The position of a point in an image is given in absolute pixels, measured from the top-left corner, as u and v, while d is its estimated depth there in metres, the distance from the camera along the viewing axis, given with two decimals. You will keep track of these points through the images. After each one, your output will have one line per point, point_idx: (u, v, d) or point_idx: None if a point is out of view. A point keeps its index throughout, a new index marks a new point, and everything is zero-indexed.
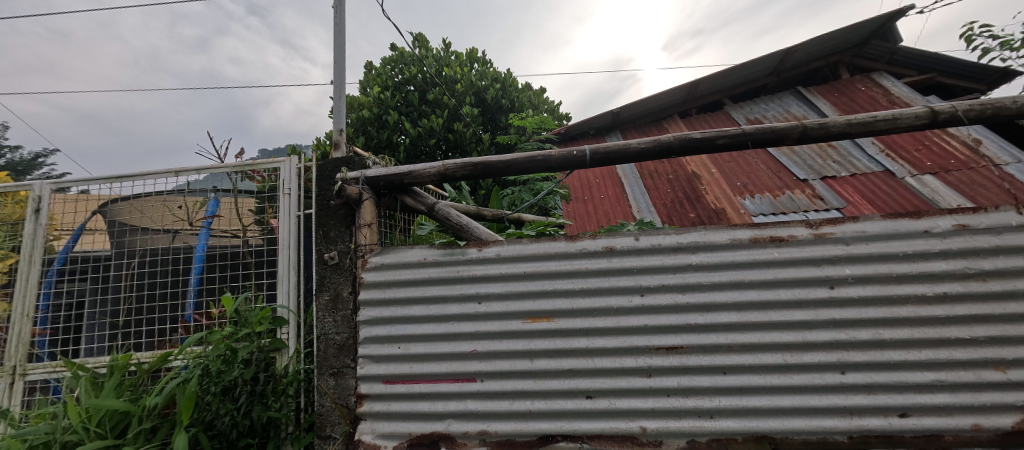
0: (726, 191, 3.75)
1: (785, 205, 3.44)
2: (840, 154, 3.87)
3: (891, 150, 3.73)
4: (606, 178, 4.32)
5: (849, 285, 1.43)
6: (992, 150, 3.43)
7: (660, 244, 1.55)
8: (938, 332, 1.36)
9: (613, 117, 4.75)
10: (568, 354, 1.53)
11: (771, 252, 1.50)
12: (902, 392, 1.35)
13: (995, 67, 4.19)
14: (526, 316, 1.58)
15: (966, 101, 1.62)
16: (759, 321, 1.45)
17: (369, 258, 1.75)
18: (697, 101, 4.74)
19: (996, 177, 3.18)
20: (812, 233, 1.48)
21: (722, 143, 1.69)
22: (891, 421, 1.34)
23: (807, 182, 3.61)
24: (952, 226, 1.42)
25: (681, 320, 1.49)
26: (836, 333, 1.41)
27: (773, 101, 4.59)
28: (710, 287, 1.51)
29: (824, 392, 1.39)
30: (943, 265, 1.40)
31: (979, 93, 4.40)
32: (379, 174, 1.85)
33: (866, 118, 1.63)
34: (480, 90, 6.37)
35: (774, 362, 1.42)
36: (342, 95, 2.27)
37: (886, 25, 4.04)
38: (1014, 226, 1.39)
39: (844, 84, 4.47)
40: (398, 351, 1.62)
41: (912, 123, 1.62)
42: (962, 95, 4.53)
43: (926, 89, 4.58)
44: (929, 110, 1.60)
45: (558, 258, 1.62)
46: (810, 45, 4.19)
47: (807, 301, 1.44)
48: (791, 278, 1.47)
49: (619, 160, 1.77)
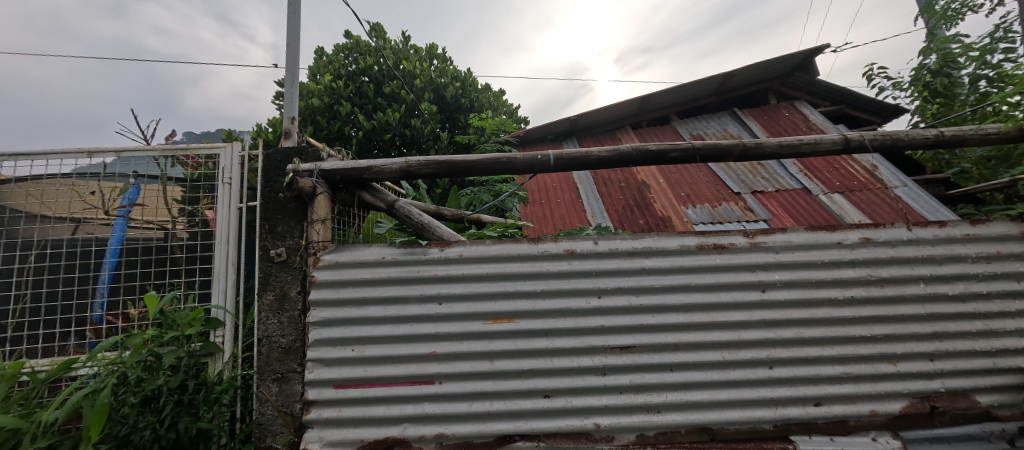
0: (672, 200, 4.01)
1: (722, 216, 3.75)
2: (768, 171, 4.31)
3: (809, 171, 4.23)
4: (563, 183, 4.45)
5: (778, 288, 1.61)
6: (886, 175, 4.02)
7: (618, 248, 1.64)
8: (846, 331, 1.57)
9: (571, 125, 4.90)
10: (527, 355, 1.55)
11: (714, 258, 1.64)
12: (817, 384, 1.54)
13: (889, 105, 4.89)
14: (488, 316, 1.58)
15: (870, 132, 1.89)
16: (703, 321, 1.58)
17: (321, 256, 1.64)
18: (649, 115, 5.03)
19: (889, 198, 3.72)
20: (749, 241, 1.64)
21: (675, 156, 1.82)
22: (808, 410, 1.52)
23: (741, 195, 3.98)
24: (859, 239, 1.64)
25: (634, 321, 1.58)
26: (767, 332, 1.57)
27: (713, 119, 4.99)
28: (661, 289, 1.61)
29: (756, 385, 1.54)
30: (852, 272, 1.61)
31: (876, 125, 5.12)
32: (335, 168, 1.75)
33: (793, 141, 1.84)
34: (440, 87, 6.25)
35: (714, 359, 1.55)
36: (295, 80, 2.12)
37: (808, 59, 4.56)
38: (905, 240, 1.64)
39: (773, 108, 4.98)
40: (352, 354, 1.54)
41: (829, 148, 1.85)
42: (863, 126, 5.24)
43: (836, 118, 5.24)
44: (843, 137, 1.84)
45: (520, 260, 1.64)
46: (747, 71, 4.63)
47: (743, 303, 1.59)
48: (731, 282, 1.61)
49: (581, 166, 1.84)
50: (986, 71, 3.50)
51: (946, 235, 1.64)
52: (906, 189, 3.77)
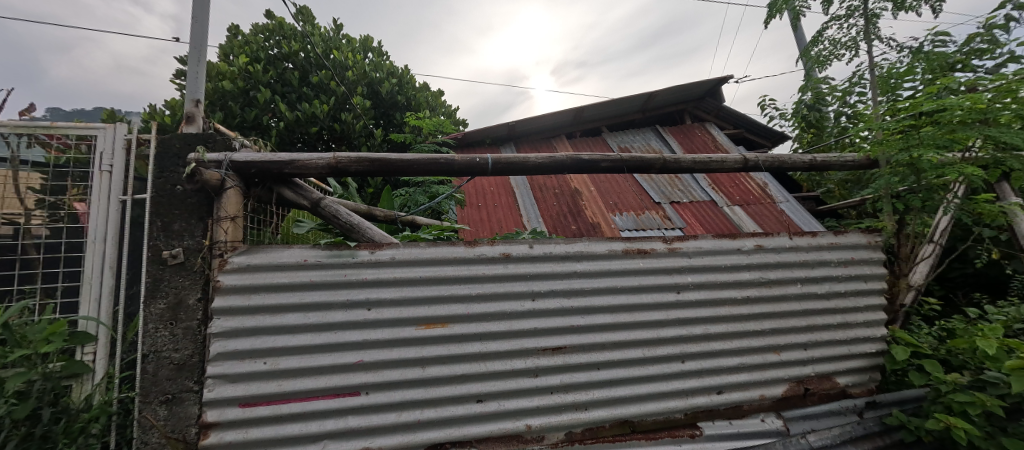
0: (602, 208, 4.26)
1: (645, 223, 4.08)
2: (683, 184, 4.79)
3: (715, 185, 4.79)
4: (500, 187, 4.50)
5: (690, 290, 1.79)
6: (774, 191, 4.71)
7: (551, 251, 1.69)
8: (743, 326, 1.79)
9: (509, 131, 4.99)
10: (460, 360, 1.53)
11: (637, 262, 1.77)
12: (720, 374, 1.74)
13: (776, 132, 5.74)
14: (421, 321, 1.53)
15: (764, 154, 2.19)
16: (626, 321, 1.69)
17: (228, 258, 1.45)
18: (582, 126, 5.30)
19: (776, 211, 4.36)
20: (667, 246, 1.81)
21: (605, 166, 1.93)
22: (711, 398, 1.71)
23: (661, 205, 4.37)
24: (754, 245, 1.88)
25: (566, 322, 1.64)
26: (680, 329, 1.74)
27: (638, 134, 5.42)
28: (590, 291, 1.69)
29: (670, 378, 1.69)
30: (748, 274, 1.85)
31: (766, 149, 5.98)
32: (250, 160, 1.57)
33: (704, 158, 2.07)
34: (374, 82, 5.96)
35: (636, 356, 1.67)
36: (202, 59, 1.87)
37: (716, 87, 5.18)
38: (789, 247, 1.91)
39: (688, 128, 5.55)
40: (265, 367, 1.39)
41: (732, 166, 2.11)
42: (757, 149, 6.08)
43: (737, 141, 6.01)
44: (742, 157, 2.12)
45: (456, 263, 1.61)
46: (667, 93, 5.11)
47: (661, 304, 1.74)
48: (651, 284, 1.75)
49: (518, 171, 1.87)
50: (845, 109, 4.26)
51: (817, 243, 1.95)
52: (788, 204, 4.46)
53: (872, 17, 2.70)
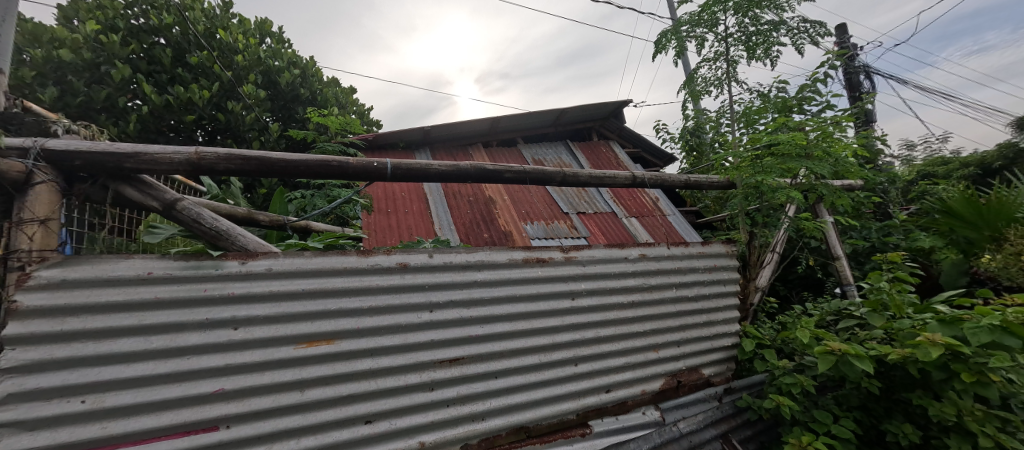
0: (514, 216, 4.37)
1: (554, 232, 4.29)
2: (590, 196, 5.14)
3: (617, 198, 5.24)
4: (412, 193, 4.35)
5: (583, 296, 1.90)
6: (664, 205, 5.32)
7: (451, 261, 1.66)
8: (628, 328, 1.96)
9: (424, 135, 4.87)
10: (347, 379, 1.41)
11: (536, 271, 1.83)
12: (608, 374, 1.88)
13: (666, 154, 6.55)
14: (301, 339, 1.38)
15: (651, 173, 2.44)
16: (524, 328, 1.73)
17: (32, 272, 1.11)
18: (498, 136, 5.42)
19: (664, 223, 4.92)
20: (564, 255, 1.90)
21: (508, 177, 1.98)
22: (600, 397, 1.84)
23: (569, 215, 4.64)
24: (639, 255, 2.08)
25: (463, 332, 1.62)
26: (574, 334, 1.84)
27: (551, 147, 5.71)
28: (489, 301, 1.70)
29: (564, 381, 1.78)
30: (633, 281, 2.03)
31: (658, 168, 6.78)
32: (73, 149, 1.27)
33: (599, 174, 2.24)
34: (271, 71, 5.36)
35: (532, 362, 1.72)
36: (12, 24, 1.52)
37: (618, 109, 5.71)
38: (667, 256, 2.15)
39: (595, 145, 6.00)
40: (83, 407, 1.10)
41: (623, 182, 2.32)
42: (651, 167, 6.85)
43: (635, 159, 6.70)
44: (632, 175, 2.34)
45: (346, 274, 1.49)
46: (577, 110, 5.48)
47: (556, 310, 1.83)
48: (548, 292, 1.83)
49: (419, 178, 1.81)
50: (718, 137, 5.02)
51: (688, 252, 2.23)
52: (674, 217, 5.07)
53: (732, 63, 3.23)
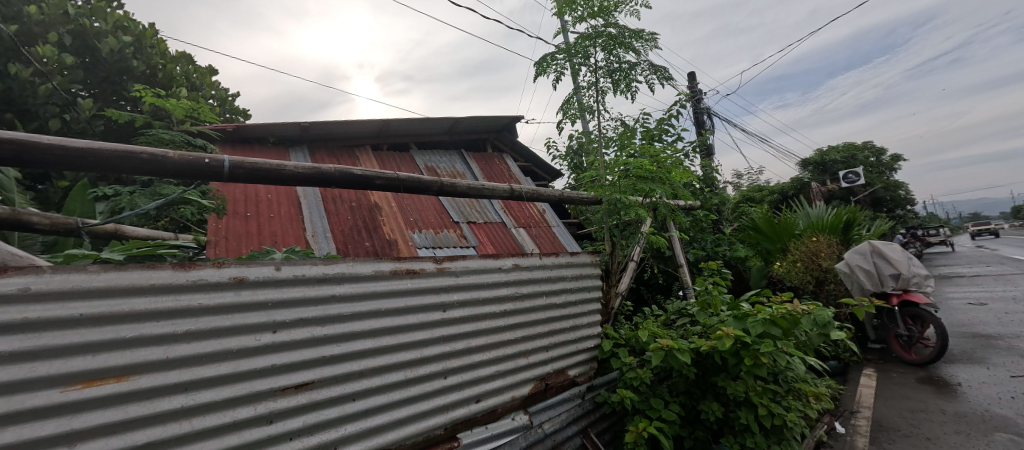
0: (401, 224, 4.18)
1: (442, 241, 4.22)
2: (482, 206, 5.20)
3: (508, 209, 5.40)
4: (281, 196, 3.88)
5: (455, 308, 1.89)
6: (550, 217, 5.66)
7: (305, 274, 1.42)
8: (500, 337, 2.02)
9: (301, 131, 4.39)
10: (145, 429, 1.02)
11: (405, 283, 1.74)
12: (478, 384, 1.90)
13: (553, 170, 7.09)
14: (74, 378, 0.95)
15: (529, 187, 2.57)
16: (389, 344, 1.62)
17: None
18: (389, 139, 5.17)
19: (550, 234, 5.23)
20: (436, 266, 1.86)
21: (379, 184, 1.87)
22: (470, 408, 1.84)
23: (459, 224, 4.61)
24: (512, 265, 2.16)
25: (316, 354, 1.40)
26: (444, 346, 1.81)
27: (444, 156, 5.59)
28: (348, 317, 1.53)
29: (431, 396, 1.73)
30: (506, 290, 2.10)
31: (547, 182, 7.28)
32: None
33: (478, 185, 2.28)
34: (83, 33, 4.27)
35: (398, 379, 1.62)
36: None
37: (511, 124, 5.97)
38: (539, 265, 2.28)
39: (489, 156, 6.12)
40: None
41: (501, 195, 2.41)
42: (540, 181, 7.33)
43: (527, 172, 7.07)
44: (510, 188, 2.43)
45: (151, 293, 1.10)
46: (472, 121, 5.55)
47: (426, 323, 1.77)
48: (417, 305, 1.76)
49: (268, 179, 1.59)
50: None
51: (558, 262, 2.40)
52: (558, 228, 5.42)
53: (601, 92, 3.65)
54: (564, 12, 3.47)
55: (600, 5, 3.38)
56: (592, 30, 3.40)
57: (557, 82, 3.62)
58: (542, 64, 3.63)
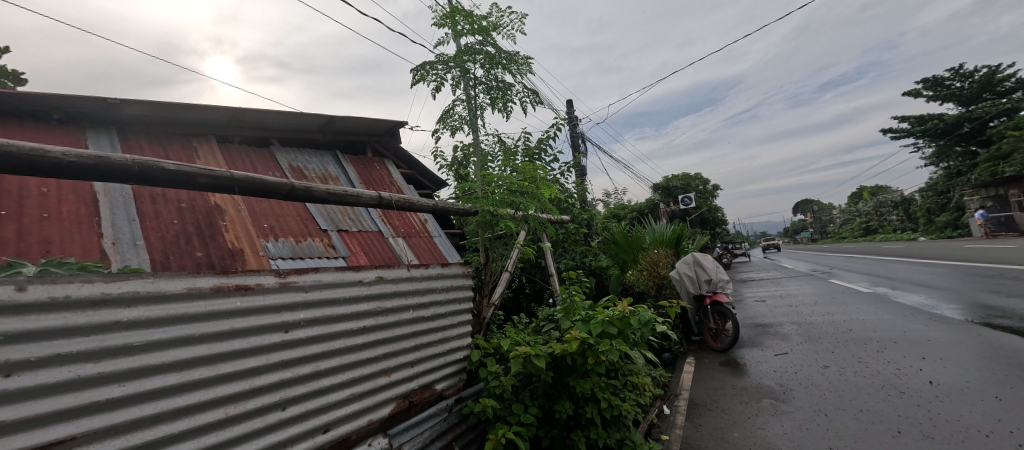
0: (249, 231, 3.53)
1: (303, 251, 3.66)
2: (355, 214, 4.64)
3: (386, 216, 4.83)
4: (67, 192, 2.97)
5: (301, 328, 1.61)
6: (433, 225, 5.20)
7: (74, 295, 1.02)
8: (356, 356, 1.83)
9: (110, 110, 3.44)
10: None
11: (232, 302, 1.39)
12: (327, 411, 1.66)
13: (438, 180, 7.13)
14: None
15: (399, 195, 2.46)
16: (202, 378, 1.27)
17: None
18: (240, 132, 4.39)
19: (430, 242, 4.78)
20: (279, 281, 1.54)
21: (204, 183, 1.56)
22: (315, 440, 1.58)
23: (326, 232, 4.06)
24: (375, 277, 1.99)
25: (84, 399, 1.01)
26: (283, 373, 1.52)
27: (313, 157, 4.85)
28: (141, 348, 1.14)
29: (263, 434, 1.41)
30: (366, 306, 1.93)
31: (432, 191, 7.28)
32: None
33: (340, 190, 2.08)
34: None
35: (213, 419, 1.27)
36: None
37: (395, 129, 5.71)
38: (405, 277, 2.17)
39: (369, 159, 5.54)
40: None
41: (368, 203, 2.27)
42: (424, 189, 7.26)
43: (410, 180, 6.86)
44: (378, 195, 2.30)
45: None
46: (350, 122, 5.14)
47: (259, 348, 1.46)
48: (247, 327, 1.43)
49: (13, 167, 1.15)
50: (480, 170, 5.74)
51: (427, 274, 2.34)
52: (440, 237, 5.04)
53: (481, 108, 3.79)
54: (447, 24, 3.54)
55: (481, 25, 3.55)
56: (473, 46, 3.54)
57: (437, 91, 3.63)
58: (422, 71, 3.61)
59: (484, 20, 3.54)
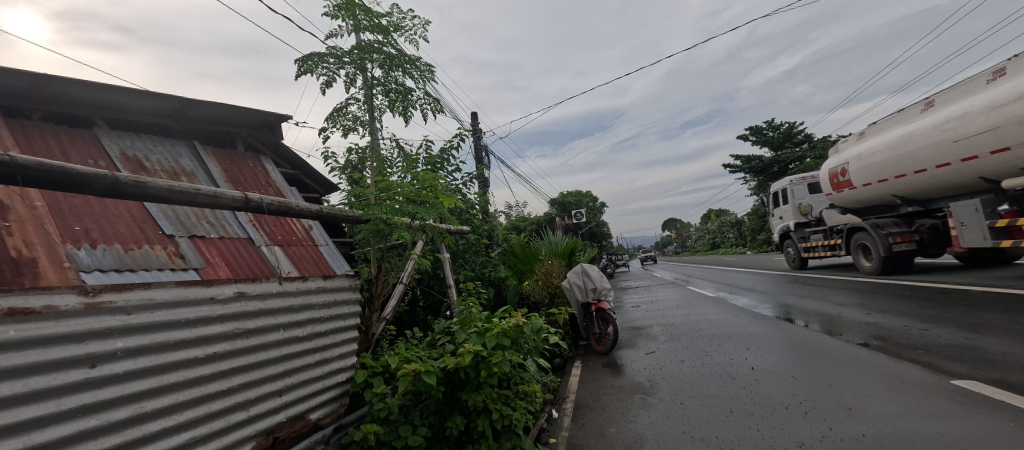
0: (50, 232, 2.18)
1: (135, 263, 2.40)
2: (215, 216, 3.40)
3: (258, 222, 3.75)
4: None
5: (115, 360, 1.18)
6: (318, 234, 4.34)
7: None
8: (201, 389, 1.41)
9: None
10: None
11: (6, 333, 0.94)
12: None
13: (328, 182, 6.56)
14: None
15: (272, 197, 2.12)
16: None
17: None
18: (37, 104, 3.06)
19: (317, 255, 3.91)
20: (85, 302, 1.11)
21: None
22: None
23: (173, 239, 2.78)
24: (234, 293, 1.61)
25: None
26: (83, 422, 1.07)
27: (159, 144, 3.69)
28: None
29: None
30: (218, 327, 1.53)
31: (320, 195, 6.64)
32: None
33: (188, 189, 1.71)
34: None
35: None
36: None
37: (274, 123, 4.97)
38: (275, 293, 1.83)
39: (236, 155, 4.41)
40: None
41: (229, 205, 1.90)
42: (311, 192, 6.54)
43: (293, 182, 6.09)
44: (244, 196, 1.96)
45: None
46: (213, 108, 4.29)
47: (47, 390, 1.02)
48: (25, 365, 0.98)
49: None
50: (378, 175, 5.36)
51: (304, 288, 2.05)
52: (327, 247, 4.21)
53: (379, 110, 3.59)
54: (341, 16, 3.28)
55: (380, 24, 3.39)
56: (370, 44, 3.34)
57: (326, 86, 3.31)
58: (309, 62, 3.27)
59: (383, 19, 3.38)
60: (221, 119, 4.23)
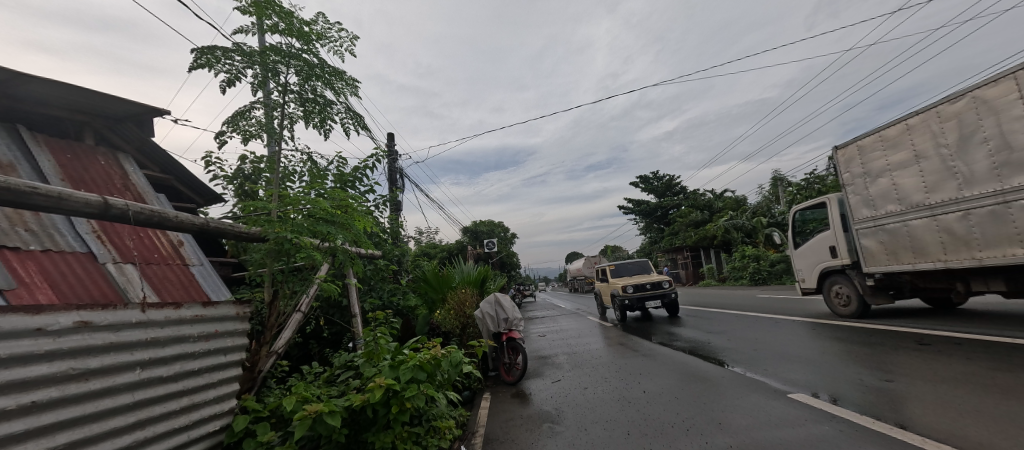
0: None
1: None
2: (38, 222, 2.61)
3: (104, 232, 2.98)
4: None
5: None
6: (188, 253, 3.61)
7: None
8: None
9: None
10: None
11: None
12: None
13: (208, 191, 5.64)
14: None
15: (141, 204, 1.76)
16: None
17: None
18: None
19: (185, 276, 3.25)
20: None
21: None
22: None
23: None
24: (73, 323, 1.27)
25: None
26: None
27: None
28: None
29: None
30: (44, 368, 1.18)
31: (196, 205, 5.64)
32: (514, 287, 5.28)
33: (20, 186, 1.35)
34: None
35: None
36: None
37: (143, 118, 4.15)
38: (132, 323, 1.48)
39: (80, 149, 3.52)
40: None
41: (79, 208, 1.54)
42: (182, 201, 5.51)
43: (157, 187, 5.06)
44: (103, 201, 1.60)
45: None
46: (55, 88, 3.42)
47: None
48: None
49: None
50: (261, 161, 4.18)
51: (176, 317, 1.70)
52: (201, 268, 3.54)
53: (289, 120, 3.29)
54: (254, 13, 2.98)
55: (301, 29, 3.17)
56: (288, 49, 3.09)
57: (228, 84, 2.93)
58: (208, 55, 2.87)
59: (305, 26, 3.17)
60: (65, 103, 3.38)
